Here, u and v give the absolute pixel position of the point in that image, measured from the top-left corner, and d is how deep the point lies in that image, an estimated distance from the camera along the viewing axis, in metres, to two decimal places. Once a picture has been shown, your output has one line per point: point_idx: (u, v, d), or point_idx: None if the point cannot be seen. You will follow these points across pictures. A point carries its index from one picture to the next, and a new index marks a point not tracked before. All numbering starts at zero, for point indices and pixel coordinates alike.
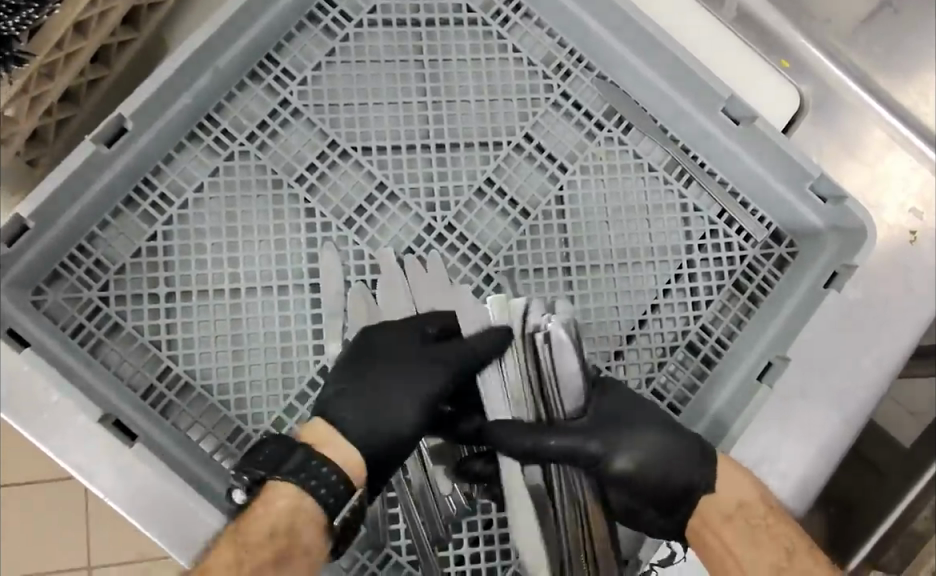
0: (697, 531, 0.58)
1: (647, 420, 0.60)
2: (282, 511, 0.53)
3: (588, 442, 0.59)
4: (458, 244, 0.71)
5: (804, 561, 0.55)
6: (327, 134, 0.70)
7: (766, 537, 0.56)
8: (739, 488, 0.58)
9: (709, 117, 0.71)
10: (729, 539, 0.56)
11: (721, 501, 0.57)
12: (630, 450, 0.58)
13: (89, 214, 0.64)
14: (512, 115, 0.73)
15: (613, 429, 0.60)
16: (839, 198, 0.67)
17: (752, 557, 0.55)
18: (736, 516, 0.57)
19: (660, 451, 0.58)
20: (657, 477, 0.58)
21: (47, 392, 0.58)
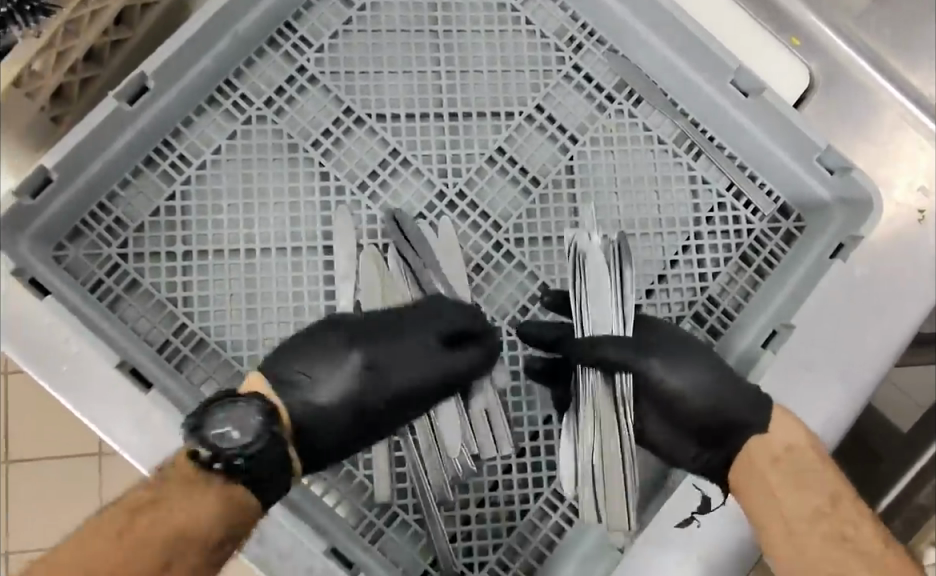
0: (737, 467, 0.57)
1: (702, 357, 0.60)
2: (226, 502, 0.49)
3: (649, 360, 0.59)
4: (469, 211, 0.72)
5: (847, 509, 0.54)
6: (342, 100, 0.72)
7: (811, 479, 0.54)
8: (789, 432, 0.57)
9: (719, 89, 0.72)
10: (774, 479, 0.54)
11: (769, 443, 0.56)
12: (687, 377, 0.59)
13: (111, 172, 0.66)
14: (524, 86, 0.74)
15: (668, 353, 0.60)
16: (845, 169, 0.68)
17: (797, 500, 0.53)
18: (786, 458, 0.55)
19: (716, 386, 0.58)
20: (706, 404, 0.58)
21: (69, 340, 0.59)
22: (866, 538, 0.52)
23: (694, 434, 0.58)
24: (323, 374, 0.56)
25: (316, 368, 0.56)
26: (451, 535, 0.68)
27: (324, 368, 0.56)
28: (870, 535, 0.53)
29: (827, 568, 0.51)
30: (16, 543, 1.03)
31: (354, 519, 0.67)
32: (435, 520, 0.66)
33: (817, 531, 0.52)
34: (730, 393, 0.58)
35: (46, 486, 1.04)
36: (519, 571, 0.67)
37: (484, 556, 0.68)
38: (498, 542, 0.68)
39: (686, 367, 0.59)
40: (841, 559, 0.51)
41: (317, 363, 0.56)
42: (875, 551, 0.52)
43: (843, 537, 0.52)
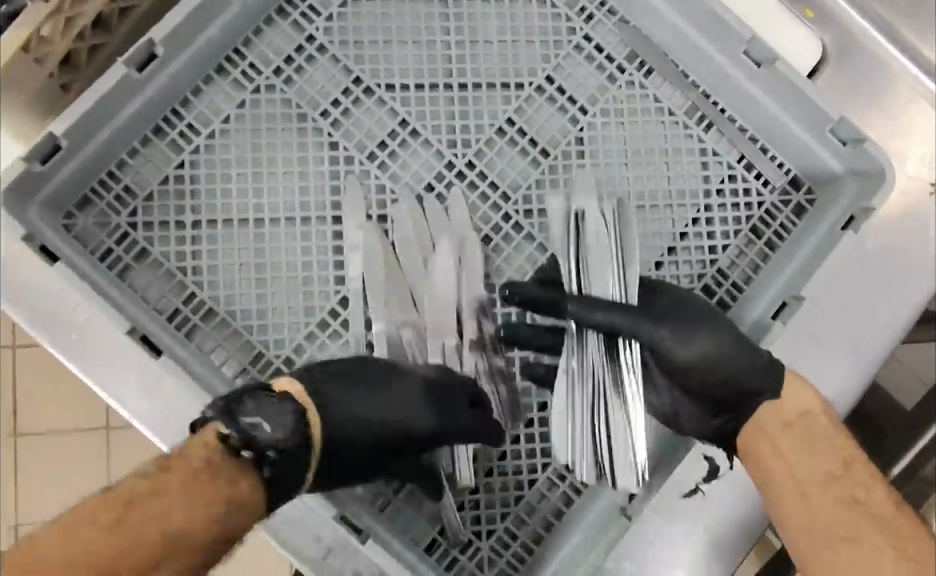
0: (747, 433, 0.53)
1: (710, 322, 0.56)
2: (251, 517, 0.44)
3: (654, 330, 0.56)
4: (478, 181, 0.72)
5: (860, 471, 0.49)
6: (351, 70, 0.71)
7: (824, 445, 0.50)
8: (804, 397, 0.52)
9: (731, 59, 0.71)
10: (786, 443, 0.50)
11: (781, 408, 0.52)
12: (693, 344, 0.55)
13: (119, 140, 0.66)
14: (534, 56, 0.74)
15: (676, 321, 0.56)
16: (857, 142, 0.67)
17: (808, 463, 0.49)
18: (799, 423, 0.51)
19: (725, 354, 0.55)
20: (712, 371, 0.55)
21: (79, 307, 0.59)
22: (879, 501, 0.48)
23: (710, 403, 0.55)
24: (368, 410, 0.52)
25: (363, 403, 0.53)
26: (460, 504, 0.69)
27: (368, 404, 0.53)
28: (883, 497, 0.48)
29: (836, 530, 0.47)
30: (25, 515, 1.04)
31: (363, 488, 0.68)
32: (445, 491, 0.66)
33: (829, 493, 0.48)
34: (740, 359, 0.54)
35: (55, 458, 1.05)
36: (527, 539, 0.68)
37: (492, 525, 0.69)
38: (506, 511, 0.69)
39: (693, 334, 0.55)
40: (851, 522, 0.47)
41: (351, 394, 0.53)
42: (887, 512, 0.48)
43: (855, 500, 0.48)
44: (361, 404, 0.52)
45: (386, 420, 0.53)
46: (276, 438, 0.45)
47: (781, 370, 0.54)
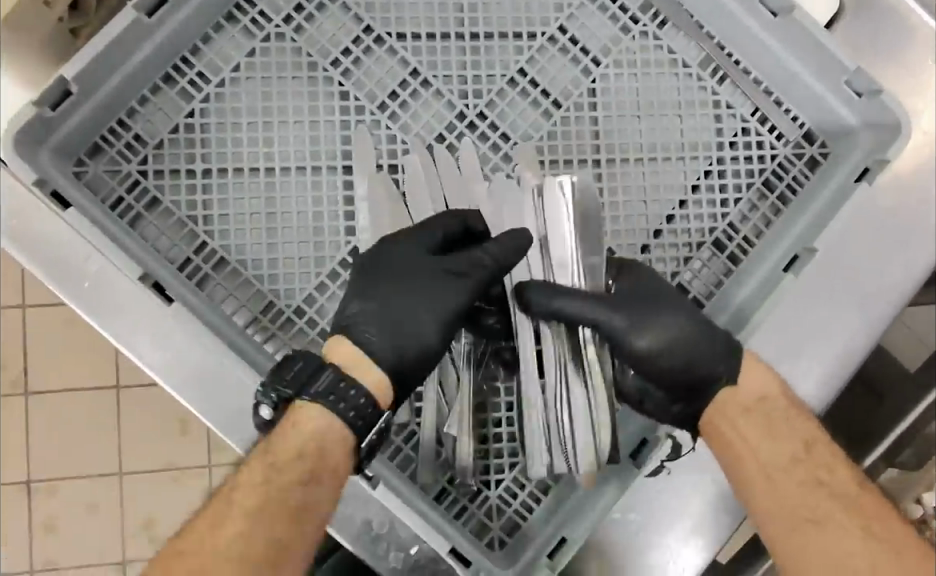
0: (708, 420, 0.60)
1: (674, 308, 0.59)
2: (315, 431, 0.53)
3: (616, 319, 0.58)
4: (490, 133, 0.71)
5: (821, 453, 0.58)
6: (361, 18, 0.70)
7: (784, 429, 0.58)
8: (759, 382, 0.59)
9: (748, 9, 0.71)
10: (746, 426, 0.58)
11: (738, 396, 0.59)
12: (655, 333, 0.58)
13: (129, 87, 0.66)
14: (547, 6, 0.73)
15: (636, 308, 0.59)
16: (875, 92, 0.67)
17: (771, 448, 0.58)
18: (756, 408, 0.59)
19: (686, 340, 0.58)
20: (677, 360, 0.58)
21: (91, 254, 0.60)
22: (842, 482, 0.57)
23: (668, 389, 0.59)
24: (406, 318, 0.57)
25: (397, 317, 0.57)
26: None
27: (399, 310, 0.57)
28: (845, 478, 0.57)
29: (803, 512, 0.56)
30: (37, 469, 1.05)
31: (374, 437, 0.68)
32: (454, 421, 0.65)
33: (793, 477, 0.57)
34: (702, 347, 0.58)
35: (67, 413, 1.05)
36: (535, 488, 0.69)
37: (500, 475, 0.69)
38: (514, 461, 0.69)
39: (656, 322, 0.58)
40: (817, 504, 0.56)
41: (381, 317, 0.57)
42: (850, 491, 0.57)
43: (819, 482, 0.57)
44: (396, 323, 0.57)
45: (423, 326, 0.57)
46: (286, 377, 0.55)
47: (735, 352, 0.59)
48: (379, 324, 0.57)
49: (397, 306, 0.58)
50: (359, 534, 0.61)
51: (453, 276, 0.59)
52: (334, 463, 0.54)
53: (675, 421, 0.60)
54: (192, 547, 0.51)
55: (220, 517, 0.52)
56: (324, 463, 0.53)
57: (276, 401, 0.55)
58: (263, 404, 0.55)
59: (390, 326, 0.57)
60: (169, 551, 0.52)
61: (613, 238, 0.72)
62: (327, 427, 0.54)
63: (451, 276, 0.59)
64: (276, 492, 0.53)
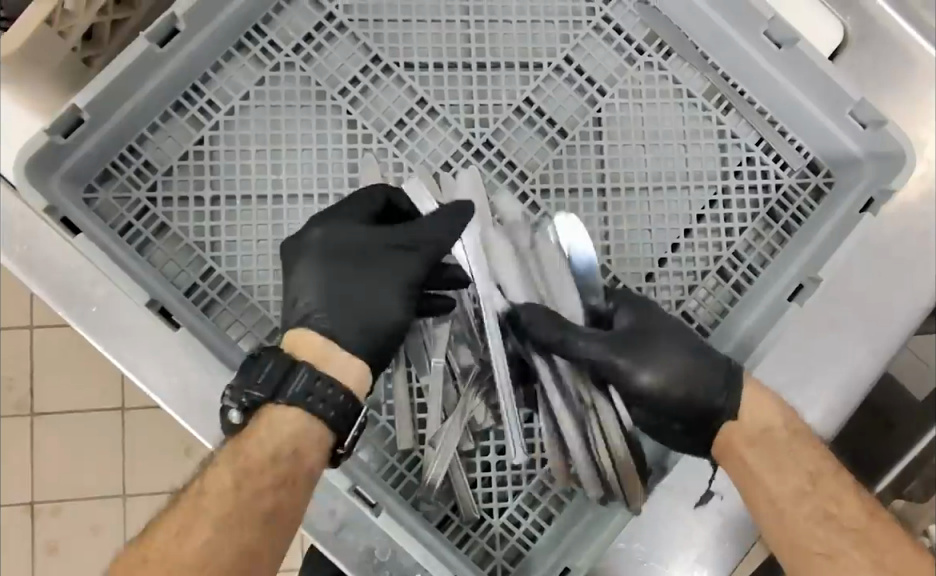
0: (720, 448, 0.59)
1: (675, 342, 0.60)
2: (286, 436, 0.54)
3: (617, 357, 0.59)
4: (495, 160, 0.72)
5: (828, 485, 0.58)
6: (370, 49, 0.71)
7: (791, 462, 0.58)
8: (760, 414, 0.59)
9: (752, 41, 0.71)
10: (755, 460, 0.58)
11: (742, 428, 0.59)
12: (657, 370, 0.59)
13: (141, 115, 0.67)
14: (553, 37, 0.74)
15: (641, 348, 0.59)
16: (879, 123, 0.67)
17: (777, 480, 0.57)
18: (758, 440, 0.58)
19: (688, 375, 0.59)
20: (678, 397, 0.58)
21: (99, 279, 0.60)
22: (853, 515, 0.57)
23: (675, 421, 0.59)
24: (363, 297, 0.58)
25: (353, 294, 0.58)
26: (472, 481, 0.69)
27: (350, 284, 0.59)
28: (857, 512, 0.57)
29: (813, 547, 0.55)
30: (41, 491, 1.05)
31: (376, 463, 0.68)
32: (452, 416, 0.66)
33: (802, 510, 0.57)
34: (701, 389, 0.59)
35: (71, 436, 1.06)
36: (538, 516, 0.69)
37: (503, 502, 0.69)
38: (517, 489, 0.69)
39: (659, 361, 0.59)
40: (826, 537, 0.56)
41: (339, 294, 0.58)
42: (862, 525, 0.56)
43: (829, 515, 0.56)
44: (353, 306, 0.58)
45: (387, 305, 0.59)
46: (256, 380, 0.55)
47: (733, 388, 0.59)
48: (337, 301, 0.58)
49: (355, 284, 0.59)
50: (361, 562, 0.61)
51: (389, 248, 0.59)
52: (308, 465, 0.54)
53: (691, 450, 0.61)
54: (157, 555, 0.51)
55: (183, 523, 0.52)
56: (299, 464, 0.53)
57: (246, 405, 0.55)
58: (232, 409, 0.55)
59: (351, 308, 0.58)
60: (130, 561, 0.51)
61: (616, 267, 0.72)
62: (304, 425, 0.54)
63: (387, 248, 0.59)
64: (248, 496, 0.52)
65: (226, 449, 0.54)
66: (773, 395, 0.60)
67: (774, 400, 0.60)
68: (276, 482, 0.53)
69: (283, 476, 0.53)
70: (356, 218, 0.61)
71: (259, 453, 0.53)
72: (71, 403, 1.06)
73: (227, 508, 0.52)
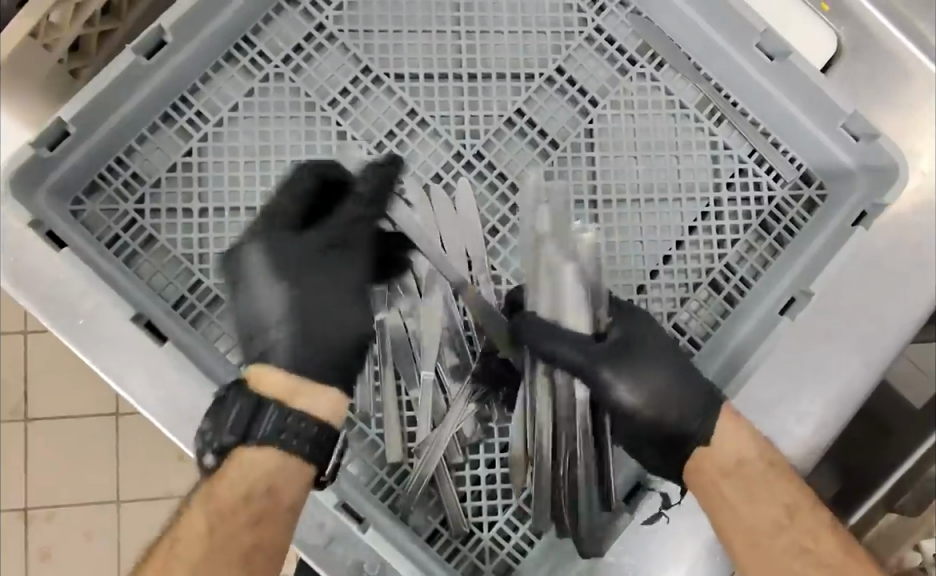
0: (693, 475, 0.58)
1: (664, 359, 0.58)
2: (260, 475, 0.52)
3: (601, 368, 0.56)
4: (486, 172, 0.71)
5: (804, 519, 0.57)
6: (360, 59, 0.71)
7: (766, 495, 0.57)
8: (735, 445, 0.58)
9: (744, 53, 0.71)
10: (731, 492, 0.57)
11: (718, 459, 0.57)
12: (642, 386, 0.56)
13: (128, 127, 0.66)
14: (545, 48, 0.73)
15: (629, 362, 0.56)
16: (872, 136, 0.67)
17: (752, 513, 0.57)
18: (733, 472, 0.57)
19: (671, 394, 0.57)
20: (653, 416, 0.56)
21: (85, 293, 0.60)
22: (829, 550, 0.57)
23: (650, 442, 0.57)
24: (327, 306, 0.54)
25: (316, 303, 0.54)
26: (462, 495, 0.69)
27: (312, 291, 0.54)
28: (833, 547, 0.57)
29: None
30: (35, 498, 1.04)
31: (365, 477, 0.67)
32: (443, 423, 0.66)
33: (778, 544, 0.56)
34: (679, 407, 0.57)
35: (64, 441, 1.05)
36: (528, 530, 0.68)
37: (493, 516, 0.68)
38: (507, 503, 0.68)
39: (646, 378, 0.56)
40: (801, 571, 0.56)
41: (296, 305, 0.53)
42: (838, 561, 0.56)
43: (805, 549, 0.57)
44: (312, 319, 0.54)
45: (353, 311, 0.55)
46: (225, 426, 0.52)
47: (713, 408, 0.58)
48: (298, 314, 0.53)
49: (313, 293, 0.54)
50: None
51: (327, 254, 0.55)
52: (286, 498, 0.53)
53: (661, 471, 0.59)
54: None
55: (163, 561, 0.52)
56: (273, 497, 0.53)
57: (217, 449, 0.53)
58: (205, 452, 0.53)
59: (314, 320, 0.54)
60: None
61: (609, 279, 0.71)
62: (280, 463, 0.53)
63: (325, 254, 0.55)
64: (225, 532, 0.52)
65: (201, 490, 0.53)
66: (748, 424, 0.59)
67: (748, 431, 0.59)
68: (251, 517, 0.53)
69: (257, 511, 0.53)
70: (289, 229, 0.56)
71: (233, 497, 0.52)
72: (65, 409, 1.06)
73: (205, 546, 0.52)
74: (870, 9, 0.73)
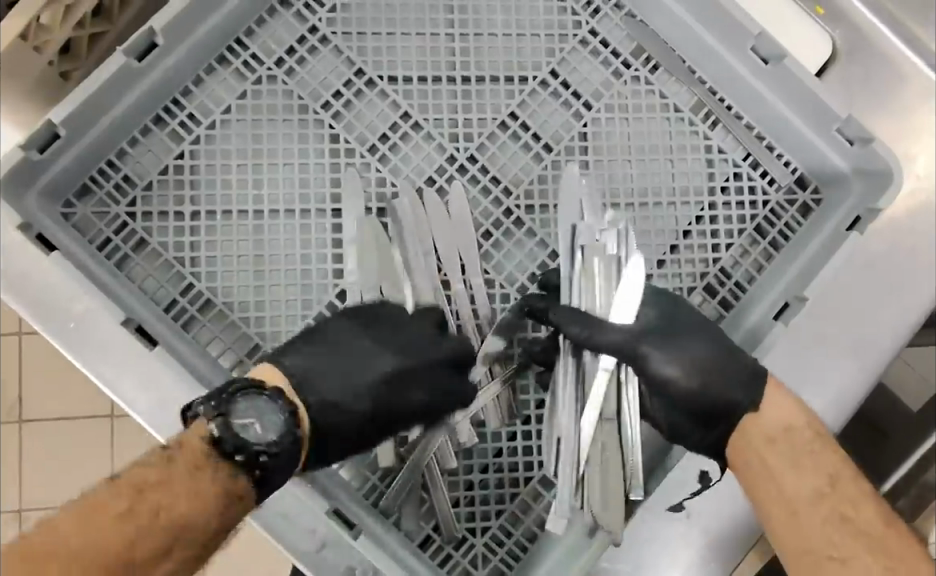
0: (735, 448, 0.56)
1: (698, 336, 0.57)
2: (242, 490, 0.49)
3: (640, 344, 0.56)
4: (480, 175, 0.71)
5: (846, 491, 0.54)
6: (353, 62, 0.71)
7: (810, 463, 0.54)
8: (782, 412, 0.56)
9: (739, 56, 0.71)
10: (774, 458, 0.54)
11: (763, 427, 0.55)
12: (680, 360, 0.56)
13: (119, 129, 0.66)
14: (539, 51, 0.73)
15: (667, 338, 0.56)
16: (866, 141, 0.66)
17: (796, 480, 0.54)
18: (780, 439, 0.55)
19: (712, 365, 0.56)
20: (695, 387, 0.55)
21: (74, 297, 0.59)
22: (869, 520, 0.53)
23: (689, 415, 0.56)
24: (355, 366, 0.56)
25: (348, 359, 0.56)
26: (455, 500, 0.68)
27: (367, 355, 0.57)
28: (873, 517, 0.53)
29: (826, 550, 0.51)
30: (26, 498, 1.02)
31: (357, 482, 0.68)
32: (436, 426, 0.65)
33: (818, 512, 0.53)
34: (725, 377, 0.56)
35: (55, 441, 1.03)
36: (521, 536, 0.68)
37: (486, 521, 0.68)
38: (501, 508, 0.68)
39: (686, 350, 0.56)
40: (842, 541, 0.52)
41: (331, 353, 0.56)
42: (877, 532, 0.52)
43: (845, 519, 0.53)
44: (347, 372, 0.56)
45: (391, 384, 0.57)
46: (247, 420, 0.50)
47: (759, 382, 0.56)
48: (331, 357, 0.56)
49: (351, 352, 0.57)
50: None
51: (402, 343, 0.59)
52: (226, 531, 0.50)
53: (702, 449, 0.57)
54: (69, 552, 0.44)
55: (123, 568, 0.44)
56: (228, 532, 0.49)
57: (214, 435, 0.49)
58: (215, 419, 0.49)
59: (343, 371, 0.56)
60: (41, 550, 0.44)
61: None
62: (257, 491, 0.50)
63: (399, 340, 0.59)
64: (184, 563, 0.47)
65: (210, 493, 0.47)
66: (792, 395, 0.57)
67: (794, 403, 0.57)
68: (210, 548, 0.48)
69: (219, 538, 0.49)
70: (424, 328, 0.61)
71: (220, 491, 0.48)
72: (56, 410, 1.04)
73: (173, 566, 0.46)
74: (859, 8, 0.74)
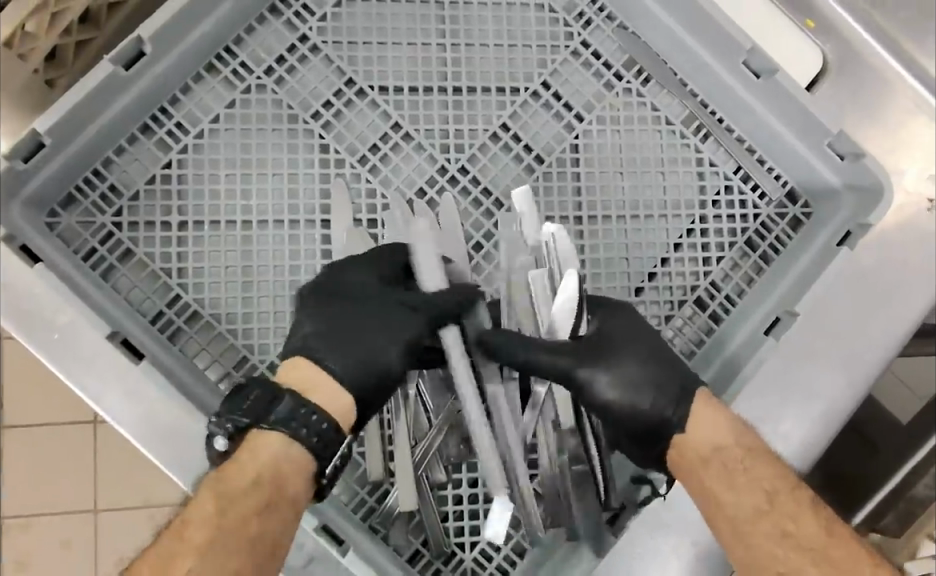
0: (676, 467, 0.55)
1: (633, 351, 0.56)
2: (265, 462, 0.50)
3: (572, 365, 0.55)
4: (471, 187, 0.70)
5: (785, 504, 0.52)
6: (344, 71, 0.70)
7: (745, 480, 0.53)
8: (715, 431, 0.54)
9: (730, 69, 0.71)
10: (712, 479, 0.53)
11: (695, 445, 0.54)
12: (612, 380, 0.55)
13: (106, 137, 0.65)
14: (531, 62, 0.73)
15: (600, 355, 0.56)
16: (857, 155, 0.67)
17: (734, 498, 0.52)
18: (713, 459, 0.53)
19: (640, 379, 0.55)
20: (627, 408, 0.55)
21: (56, 309, 0.58)
22: (811, 534, 0.51)
23: (626, 432, 0.56)
24: (358, 321, 0.56)
25: (343, 315, 0.56)
26: (444, 515, 0.68)
27: (324, 322, 0.56)
28: (816, 529, 0.52)
29: (774, 567, 0.51)
30: (10, 507, 0.99)
31: (345, 496, 0.67)
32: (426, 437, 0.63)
33: (757, 530, 0.52)
34: (656, 393, 0.55)
35: (38, 452, 1.00)
36: (511, 550, 0.67)
37: (475, 536, 0.67)
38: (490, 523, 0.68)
39: (618, 367, 0.55)
40: (786, 557, 0.51)
41: (327, 309, 0.56)
42: (821, 544, 0.51)
43: (785, 534, 0.51)
44: (348, 335, 0.55)
45: (379, 358, 0.54)
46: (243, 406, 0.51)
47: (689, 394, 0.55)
48: (326, 320, 0.56)
49: (347, 328, 0.55)
50: None
51: (401, 306, 0.56)
52: (292, 491, 0.50)
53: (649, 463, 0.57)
54: None
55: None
56: (278, 495, 0.50)
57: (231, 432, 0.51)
58: (217, 436, 0.51)
59: (347, 331, 0.55)
60: None
61: (595, 291, 0.70)
62: (285, 451, 0.50)
63: (396, 305, 0.56)
64: (220, 540, 0.47)
65: (206, 484, 0.50)
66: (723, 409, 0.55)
67: (724, 417, 0.55)
68: (266, 515, 0.49)
69: (269, 498, 0.49)
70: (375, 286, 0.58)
71: (244, 476, 0.49)
72: (40, 417, 1.00)
73: (196, 550, 0.47)
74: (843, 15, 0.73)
